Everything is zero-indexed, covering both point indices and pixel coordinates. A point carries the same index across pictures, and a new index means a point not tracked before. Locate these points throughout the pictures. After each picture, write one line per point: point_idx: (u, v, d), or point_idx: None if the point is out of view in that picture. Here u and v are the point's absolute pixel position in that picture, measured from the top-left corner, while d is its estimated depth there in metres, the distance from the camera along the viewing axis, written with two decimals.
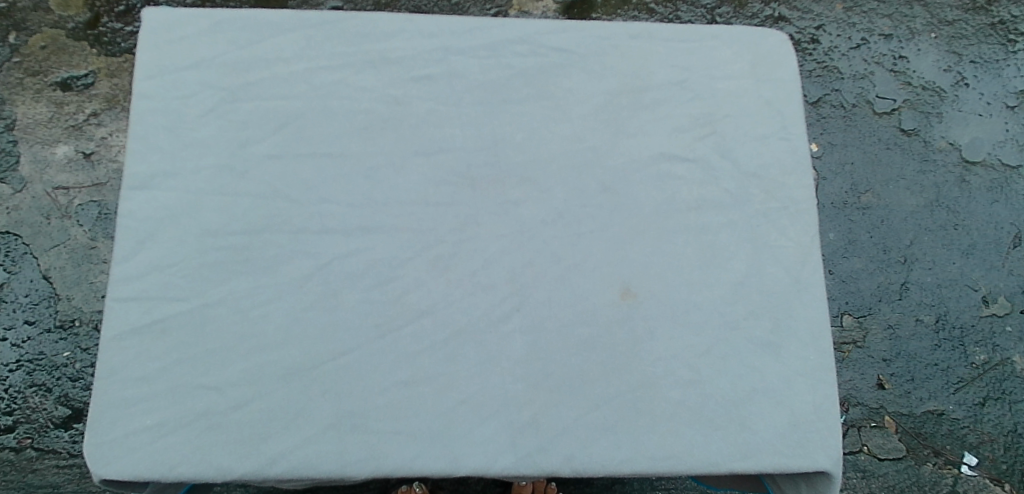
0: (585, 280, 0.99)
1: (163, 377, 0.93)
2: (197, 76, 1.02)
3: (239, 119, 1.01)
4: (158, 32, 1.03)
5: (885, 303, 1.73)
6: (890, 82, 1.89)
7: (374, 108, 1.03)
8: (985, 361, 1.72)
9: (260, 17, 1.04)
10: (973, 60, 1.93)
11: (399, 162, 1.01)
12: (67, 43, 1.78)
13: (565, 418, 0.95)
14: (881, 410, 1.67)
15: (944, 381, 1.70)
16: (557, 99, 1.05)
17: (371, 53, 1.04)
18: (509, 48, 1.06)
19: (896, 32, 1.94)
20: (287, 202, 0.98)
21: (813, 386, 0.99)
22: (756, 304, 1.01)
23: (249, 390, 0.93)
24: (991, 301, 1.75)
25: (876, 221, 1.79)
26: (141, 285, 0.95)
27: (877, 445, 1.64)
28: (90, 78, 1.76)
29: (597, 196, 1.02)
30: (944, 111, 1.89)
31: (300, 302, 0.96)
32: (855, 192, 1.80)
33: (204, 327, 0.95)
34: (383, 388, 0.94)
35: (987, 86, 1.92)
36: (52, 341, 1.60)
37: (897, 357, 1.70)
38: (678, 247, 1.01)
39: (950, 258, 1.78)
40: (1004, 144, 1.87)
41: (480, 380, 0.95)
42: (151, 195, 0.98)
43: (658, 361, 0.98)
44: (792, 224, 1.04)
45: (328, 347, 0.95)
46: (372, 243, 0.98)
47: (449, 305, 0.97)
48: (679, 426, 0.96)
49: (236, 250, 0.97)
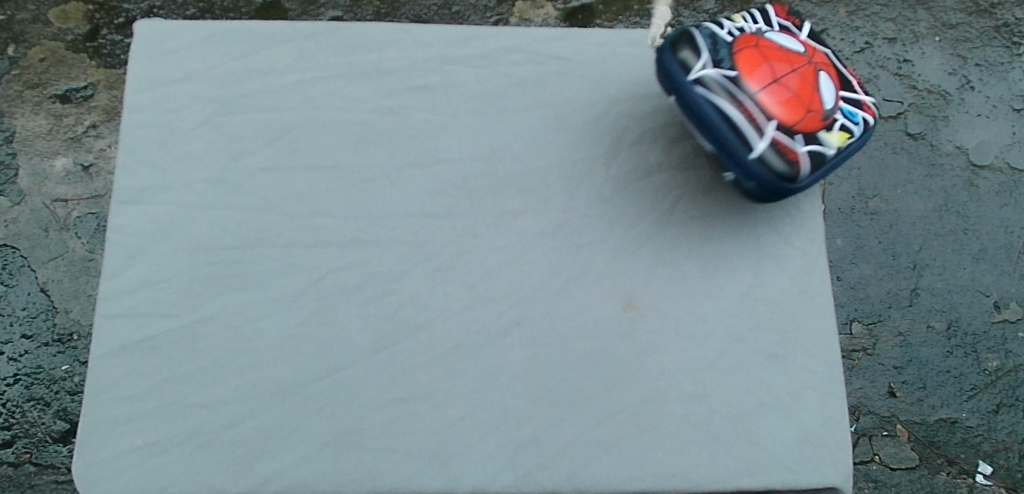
0: (586, 292, 0.97)
1: (152, 396, 0.91)
2: (188, 89, 1.00)
3: (231, 132, 0.99)
4: (150, 45, 1.01)
5: (895, 309, 1.43)
6: (896, 86, 1.53)
7: (369, 119, 1.01)
8: (998, 367, 1.42)
9: (248, 28, 1.02)
10: (978, 62, 1.56)
11: (394, 173, 0.99)
12: (68, 54, 1.44)
13: (566, 435, 0.93)
14: (892, 419, 1.40)
15: (956, 388, 1.41)
16: (555, 107, 1.03)
17: (366, 64, 1.02)
18: (506, 56, 1.04)
19: (900, 35, 1.56)
20: (281, 215, 0.97)
21: (822, 399, 0.96)
22: (761, 315, 0.98)
23: (241, 408, 0.91)
24: (1002, 307, 1.45)
25: (883, 226, 1.47)
26: (131, 302, 0.93)
27: (890, 454, 1.39)
28: (89, 89, 1.43)
29: (597, 206, 1.00)
30: (951, 115, 1.54)
31: (294, 317, 0.94)
32: (863, 196, 1.49)
33: (194, 344, 0.93)
34: (380, 405, 0.92)
35: (993, 88, 1.55)
36: None
37: (908, 364, 1.42)
38: (682, 257, 0.99)
39: (959, 263, 1.47)
40: (1013, 147, 1.53)
41: (478, 396, 0.93)
42: (140, 210, 0.96)
43: (662, 375, 0.96)
44: (797, 234, 1.01)
45: (325, 362, 0.93)
46: (369, 256, 0.96)
47: (447, 319, 0.95)
48: (683, 441, 0.94)
49: (227, 265, 0.95)
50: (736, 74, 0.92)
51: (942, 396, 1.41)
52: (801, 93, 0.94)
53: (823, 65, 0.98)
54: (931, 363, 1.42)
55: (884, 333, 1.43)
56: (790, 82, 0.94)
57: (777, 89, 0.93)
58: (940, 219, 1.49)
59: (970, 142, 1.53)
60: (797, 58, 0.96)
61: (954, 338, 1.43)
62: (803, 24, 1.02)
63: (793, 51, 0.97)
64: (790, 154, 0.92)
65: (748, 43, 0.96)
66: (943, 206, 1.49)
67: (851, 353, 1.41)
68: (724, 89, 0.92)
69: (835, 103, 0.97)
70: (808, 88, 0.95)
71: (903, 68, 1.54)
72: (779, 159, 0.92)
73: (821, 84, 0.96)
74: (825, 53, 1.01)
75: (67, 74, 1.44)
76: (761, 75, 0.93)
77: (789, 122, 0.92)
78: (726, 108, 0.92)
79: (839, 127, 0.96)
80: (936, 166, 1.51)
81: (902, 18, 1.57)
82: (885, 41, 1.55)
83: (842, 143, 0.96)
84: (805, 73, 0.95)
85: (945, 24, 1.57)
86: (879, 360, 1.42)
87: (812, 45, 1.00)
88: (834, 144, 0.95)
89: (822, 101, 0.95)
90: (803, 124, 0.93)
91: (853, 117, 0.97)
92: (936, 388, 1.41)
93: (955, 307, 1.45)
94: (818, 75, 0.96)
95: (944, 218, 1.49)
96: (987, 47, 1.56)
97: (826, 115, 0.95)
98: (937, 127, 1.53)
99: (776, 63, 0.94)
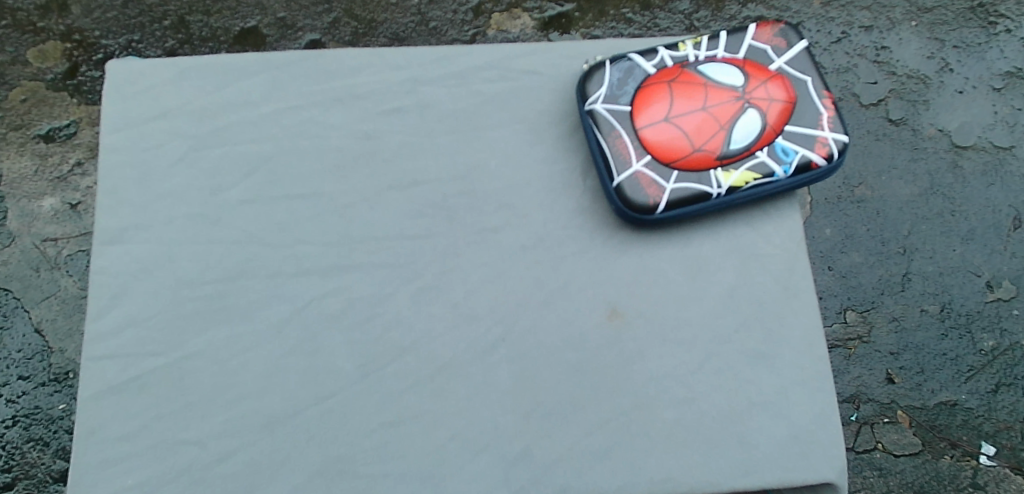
0: (570, 303, 0.98)
1: (142, 435, 0.92)
2: (163, 126, 1.00)
3: (209, 166, 1.00)
4: (124, 84, 1.01)
5: (889, 296, 1.60)
6: (875, 73, 1.71)
7: (345, 145, 1.01)
8: (993, 347, 1.58)
9: (220, 62, 1.02)
10: (955, 44, 1.73)
11: (373, 197, 1.00)
12: (48, 94, 1.63)
13: (558, 447, 0.94)
14: (894, 405, 1.56)
15: (954, 370, 1.57)
16: (530, 121, 1.04)
17: (340, 90, 1.02)
18: (478, 74, 1.04)
19: (876, 23, 1.73)
20: (262, 246, 0.97)
21: (812, 395, 0.96)
22: (746, 314, 0.98)
23: (232, 441, 0.92)
24: (995, 286, 1.61)
25: (872, 214, 1.64)
26: (117, 343, 0.94)
27: (892, 441, 1.54)
28: (72, 128, 1.62)
29: (576, 218, 1.01)
30: (931, 97, 1.70)
31: (280, 347, 0.95)
32: (849, 185, 1.64)
33: (182, 380, 0.93)
34: (370, 430, 0.93)
35: (972, 69, 1.72)
36: (47, 394, 1.52)
37: (905, 349, 1.58)
38: (663, 263, 1.00)
39: (950, 246, 1.63)
40: (993, 126, 1.69)
41: (468, 415, 0.94)
42: (122, 250, 0.97)
43: (650, 381, 0.96)
44: (777, 231, 1.01)
45: (313, 390, 0.94)
46: (352, 281, 0.97)
47: (433, 339, 0.96)
48: (675, 445, 0.94)
49: (211, 299, 0.96)
50: (629, 109, 1.00)
51: (940, 379, 1.57)
52: (703, 129, 0.97)
53: (760, 101, 0.99)
54: (927, 347, 1.58)
55: (879, 320, 1.59)
56: (696, 116, 0.98)
57: (665, 126, 0.98)
58: (926, 203, 1.65)
59: (953, 124, 1.69)
60: (720, 93, 0.99)
61: (950, 319, 1.60)
62: (781, 52, 1.03)
63: (722, 85, 0.99)
64: (654, 188, 0.97)
65: (670, 75, 1.01)
66: (929, 190, 1.65)
67: (847, 342, 1.58)
68: (608, 122, 1.00)
69: (759, 139, 0.98)
70: (719, 123, 0.97)
71: (882, 54, 1.72)
72: (637, 191, 0.97)
73: (742, 120, 0.98)
74: (780, 87, 1.00)
75: (49, 115, 1.63)
76: (661, 108, 0.99)
77: (668, 156, 0.98)
78: (603, 140, 1.00)
79: (746, 166, 0.97)
80: (919, 150, 1.67)
81: (877, 6, 1.74)
82: (873, 30, 1.73)
83: (744, 184, 0.97)
84: (721, 108, 0.98)
85: (920, 9, 1.74)
86: (876, 347, 1.58)
87: (762, 79, 1.00)
88: (726, 185, 0.97)
89: (727, 139, 0.97)
90: (689, 160, 0.97)
91: (783, 158, 0.98)
92: (935, 372, 1.57)
93: (947, 289, 1.61)
94: (742, 111, 0.98)
95: (931, 201, 1.65)
96: (964, 28, 1.74)
97: (734, 152, 0.97)
98: (918, 111, 1.69)
99: (686, 97, 0.99)
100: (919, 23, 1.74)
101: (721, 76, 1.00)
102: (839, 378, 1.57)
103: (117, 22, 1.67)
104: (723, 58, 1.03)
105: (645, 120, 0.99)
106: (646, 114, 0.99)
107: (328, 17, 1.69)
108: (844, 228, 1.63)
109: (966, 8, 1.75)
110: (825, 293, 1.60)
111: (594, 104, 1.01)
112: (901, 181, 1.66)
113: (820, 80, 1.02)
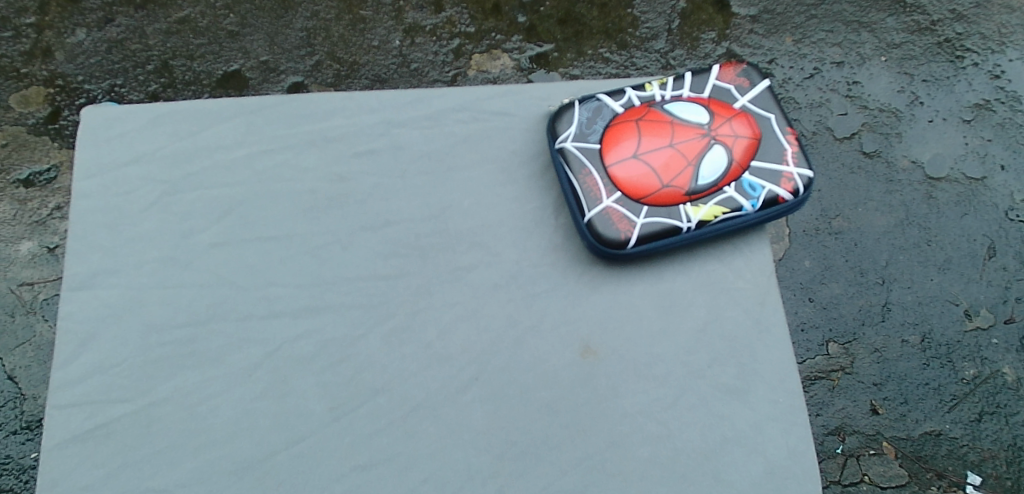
0: (542, 341, 0.98)
1: (108, 484, 0.91)
2: (136, 171, 1.01)
3: (182, 210, 1.00)
4: (97, 130, 1.01)
5: (870, 327, 1.50)
6: (848, 108, 1.63)
7: (318, 187, 1.02)
8: (975, 375, 1.49)
9: (194, 107, 1.03)
10: (924, 78, 1.65)
11: (345, 238, 1.00)
12: (29, 138, 1.54)
13: (533, 487, 0.93)
14: (879, 436, 1.46)
15: (937, 400, 1.48)
16: (502, 161, 1.05)
17: (312, 133, 1.04)
18: (449, 116, 1.06)
19: (848, 58, 1.66)
20: (235, 289, 0.98)
21: (785, 429, 0.96)
22: (719, 350, 0.98)
23: (200, 488, 0.92)
24: (973, 315, 1.51)
25: (850, 245, 1.54)
26: (84, 390, 0.93)
27: (878, 474, 1.44)
28: (54, 172, 1.54)
29: (548, 256, 1.01)
30: (903, 130, 1.62)
31: (250, 391, 0.95)
32: (826, 218, 1.56)
33: (149, 427, 0.93)
34: (341, 474, 0.93)
35: (942, 101, 1.64)
36: (18, 442, 1.41)
37: (887, 380, 1.48)
38: (635, 298, 1.00)
39: (927, 275, 1.54)
40: (966, 156, 1.60)
41: (441, 456, 0.94)
42: (90, 295, 0.96)
43: (624, 418, 0.96)
44: (747, 265, 1.01)
45: (284, 434, 0.94)
46: (323, 322, 0.97)
47: (405, 381, 0.96)
48: (649, 483, 0.93)
49: (181, 345, 0.96)
50: (598, 147, 1.02)
51: (923, 409, 1.47)
52: (670, 165, 1.00)
53: (725, 137, 1.01)
54: (909, 377, 1.49)
55: (861, 351, 1.49)
56: (664, 152, 1.00)
57: (635, 163, 1.00)
58: (903, 234, 1.56)
59: (925, 156, 1.61)
60: (687, 130, 1.01)
61: (931, 348, 1.50)
62: (744, 90, 1.06)
63: (688, 122, 1.02)
64: (625, 223, 0.99)
65: (637, 113, 1.04)
66: (904, 221, 1.56)
67: (830, 373, 1.48)
68: (578, 160, 1.02)
69: (725, 174, 1.00)
70: (685, 159, 1.00)
71: (854, 89, 1.64)
72: (607, 227, 0.99)
73: (709, 155, 1.00)
74: (744, 123, 1.02)
75: (29, 159, 1.54)
76: (629, 146, 1.01)
77: (637, 192, 0.99)
78: (574, 179, 1.01)
79: (714, 200, 0.99)
80: (894, 182, 1.59)
81: (847, 42, 1.67)
82: (844, 64, 1.65)
83: (713, 217, 0.99)
84: (688, 145, 1.00)
85: (888, 44, 1.67)
86: (860, 377, 1.48)
87: (727, 116, 1.03)
88: (695, 218, 0.98)
89: (696, 175, 0.99)
90: (660, 195, 0.99)
91: (750, 193, 1.00)
92: (918, 402, 1.47)
93: (927, 319, 1.51)
94: (709, 147, 1.00)
95: (907, 233, 1.56)
96: (932, 63, 1.66)
97: (701, 187, 0.99)
98: (890, 143, 1.61)
99: (654, 134, 1.01)
100: (886, 55, 1.66)
101: (688, 114, 1.03)
102: (822, 411, 1.47)
103: (100, 67, 1.59)
104: (688, 97, 1.05)
105: (616, 157, 1.01)
106: (615, 152, 1.01)
107: (311, 59, 1.61)
108: (822, 263, 1.53)
109: (934, 41, 1.67)
110: (805, 326, 1.50)
111: (565, 142, 1.03)
112: (878, 212, 1.57)
113: (783, 116, 1.05)
